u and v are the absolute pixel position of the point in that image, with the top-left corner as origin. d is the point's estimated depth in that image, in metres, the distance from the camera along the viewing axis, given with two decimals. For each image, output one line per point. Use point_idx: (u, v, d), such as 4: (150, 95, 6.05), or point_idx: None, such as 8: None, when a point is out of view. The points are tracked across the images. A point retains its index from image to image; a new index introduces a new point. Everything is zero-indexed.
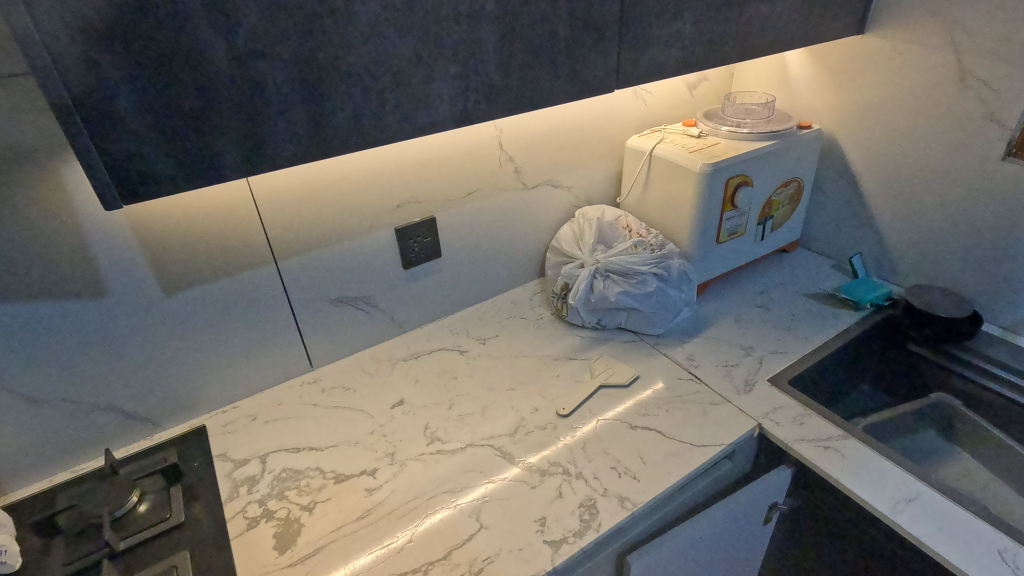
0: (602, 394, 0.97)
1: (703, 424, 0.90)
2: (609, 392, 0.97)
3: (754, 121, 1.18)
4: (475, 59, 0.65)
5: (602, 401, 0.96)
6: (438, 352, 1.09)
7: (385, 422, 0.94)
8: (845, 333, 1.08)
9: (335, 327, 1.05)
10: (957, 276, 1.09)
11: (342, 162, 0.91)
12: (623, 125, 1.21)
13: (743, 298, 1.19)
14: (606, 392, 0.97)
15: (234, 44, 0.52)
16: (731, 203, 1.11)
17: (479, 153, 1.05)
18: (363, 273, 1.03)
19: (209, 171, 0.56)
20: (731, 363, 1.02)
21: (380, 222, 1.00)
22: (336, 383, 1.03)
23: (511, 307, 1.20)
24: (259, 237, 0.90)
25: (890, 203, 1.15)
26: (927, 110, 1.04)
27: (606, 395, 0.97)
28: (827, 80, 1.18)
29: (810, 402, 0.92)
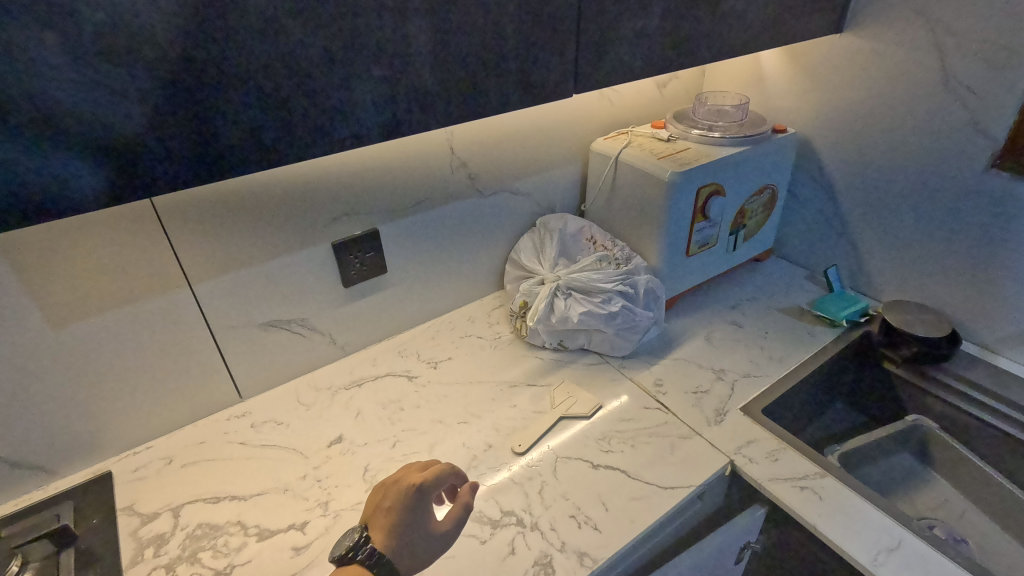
0: (562, 427, 0.88)
1: (672, 462, 0.82)
2: (570, 425, 0.89)
3: (726, 124, 1.10)
4: (405, 59, 0.55)
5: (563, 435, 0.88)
6: (383, 378, 0.99)
7: (320, 464, 0.84)
8: (820, 353, 1.02)
9: (267, 353, 0.94)
10: (935, 292, 1.04)
11: (265, 172, 0.80)
12: (587, 126, 1.12)
13: (714, 314, 1.12)
14: (567, 424, 0.89)
15: (80, 42, 0.41)
16: (702, 214, 1.03)
17: (427, 159, 0.94)
18: (297, 293, 0.92)
19: (58, 201, 0.45)
20: (701, 388, 0.95)
21: (315, 238, 0.89)
22: (268, 416, 0.92)
23: (467, 325, 1.11)
24: (168, 259, 0.78)
25: (866, 214, 1.09)
26: (908, 116, 0.97)
27: (566, 429, 0.88)
28: (802, 82, 1.11)
29: (785, 434, 0.86)
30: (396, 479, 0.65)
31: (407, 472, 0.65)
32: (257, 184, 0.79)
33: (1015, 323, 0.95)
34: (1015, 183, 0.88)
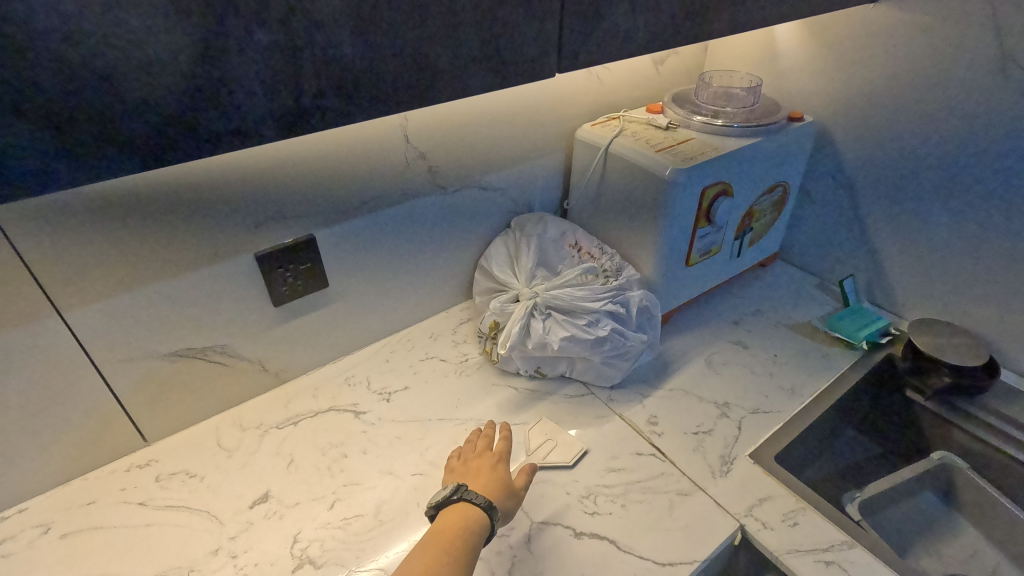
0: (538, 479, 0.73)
1: (670, 528, 0.67)
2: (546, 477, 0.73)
3: (734, 109, 0.93)
4: (308, 17, 0.37)
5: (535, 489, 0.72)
6: (325, 414, 0.83)
7: (238, 533, 0.68)
8: (837, 381, 0.88)
9: (178, 388, 0.76)
10: (967, 311, 0.90)
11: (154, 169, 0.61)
12: (572, 110, 0.94)
13: (715, 332, 0.97)
14: (543, 476, 0.73)
15: None
16: (706, 217, 0.88)
17: (376, 149, 0.76)
18: (212, 317, 0.74)
19: None
20: (702, 428, 0.80)
21: (231, 249, 0.71)
22: (178, 466, 0.75)
23: (429, 344, 0.94)
24: (25, 281, 0.59)
25: (892, 218, 0.95)
26: (951, 104, 0.82)
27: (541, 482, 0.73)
28: (823, 61, 0.94)
29: (804, 490, 0.72)
30: (472, 444, 0.72)
31: (480, 438, 0.73)
32: (143, 184, 0.61)
33: None
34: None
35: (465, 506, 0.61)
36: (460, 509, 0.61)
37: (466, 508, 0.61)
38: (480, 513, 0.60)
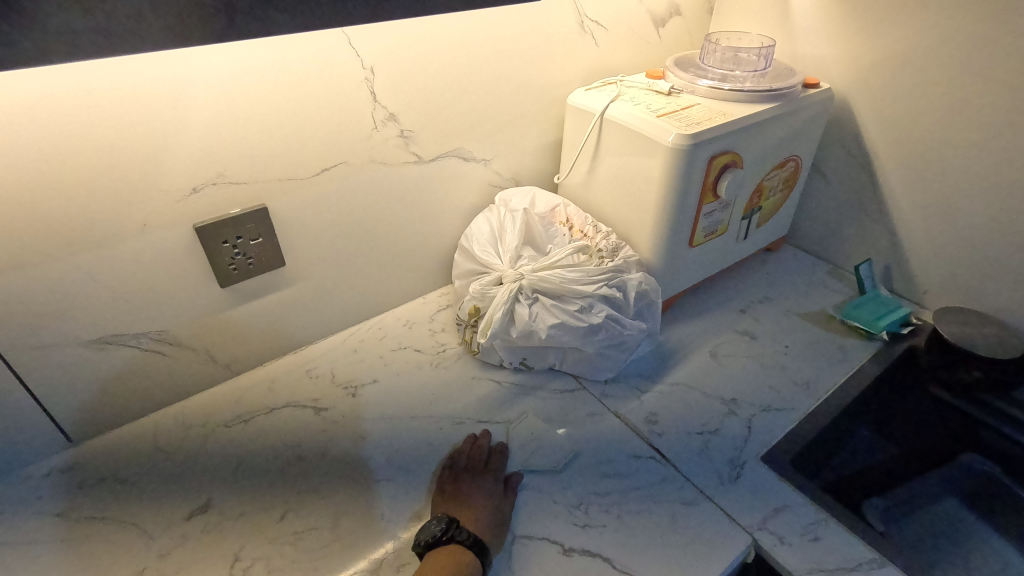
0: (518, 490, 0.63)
1: (673, 544, 0.58)
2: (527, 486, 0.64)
3: (743, 74, 0.84)
4: None
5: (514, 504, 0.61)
6: (281, 411, 0.73)
7: (169, 550, 0.58)
8: (856, 375, 0.79)
9: (107, 380, 0.66)
10: (999, 298, 0.82)
11: (56, 112, 0.51)
12: (564, 73, 0.84)
13: (719, 321, 0.88)
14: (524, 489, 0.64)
15: None
16: (712, 192, 0.78)
17: (336, 108, 0.66)
18: (144, 298, 0.64)
19: None
20: (708, 428, 0.71)
21: (164, 219, 0.61)
22: (107, 471, 0.65)
23: (403, 333, 0.84)
24: None
25: (915, 195, 0.86)
26: (988, 66, 0.73)
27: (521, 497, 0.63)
28: (842, 21, 0.85)
29: (825, 499, 0.63)
30: (464, 461, 0.65)
31: (472, 454, 0.65)
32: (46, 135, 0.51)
33: None
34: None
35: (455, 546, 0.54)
36: (448, 551, 0.54)
37: (455, 549, 0.54)
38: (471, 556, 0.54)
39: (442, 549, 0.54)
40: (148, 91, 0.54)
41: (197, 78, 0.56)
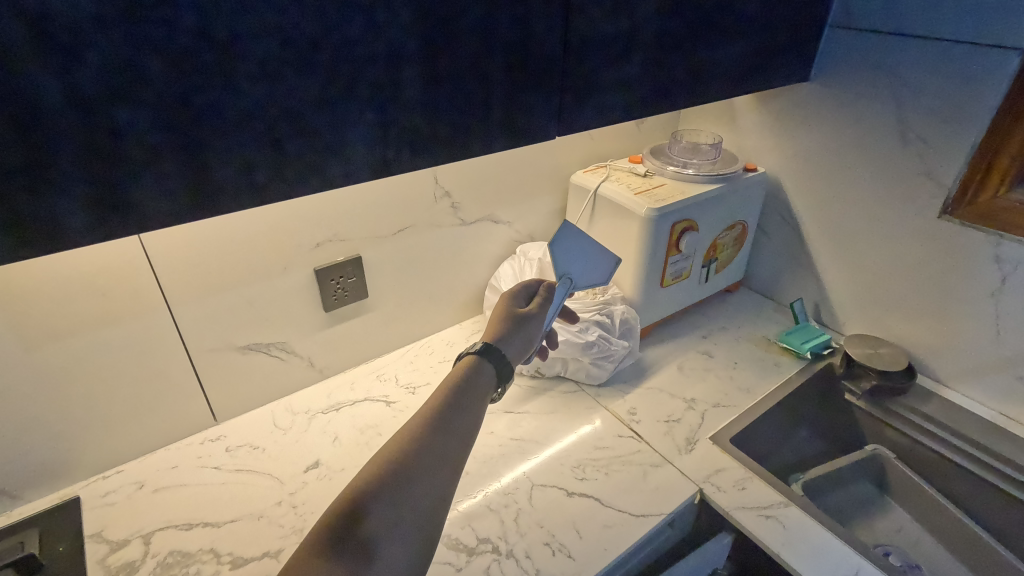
0: (523, 326, 0.79)
1: (643, 490, 0.84)
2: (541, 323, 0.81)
3: (700, 161, 1.14)
4: (396, 104, 0.58)
5: (523, 340, 0.78)
6: (360, 403, 1.00)
7: (295, 490, 0.84)
8: (786, 383, 1.06)
9: (245, 377, 0.93)
10: (892, 328, 1.09)
11: (246, 215, 0.80)
12: (568, 159, 1.15)
13: (686, 344, 1.15)
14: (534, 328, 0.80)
15: (81, 89, 0.42)
16: (676, 247, 1.07)
17: (411, 191, 0.96)
18: (275, 319, 0.91)
19: (52, 238, 0.45)
20: (673, 418, 0.97)
21: (297, 263, 0.89)
22: (242, 441, 0.92)
23: (446, 349, 1.12)
24: (150, 285, 0.77)
25: (830, 250, 1.15)
26: (870, 162, 1.03)
27: (528, 331, 0.79)
28: (772, 124, 1.16)
29: (752, 464, 0.89)
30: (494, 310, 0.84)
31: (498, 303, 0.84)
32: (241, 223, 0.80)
33: (967, 359, 0.99)
34: (1000, 239, 0.89)
35: (479, 372, 0.70)
36: (474, 380, 0.68)
37: (482, 377, 0.69)
38: (489, 389, 0.69)
39: (460, 387, 0.66)
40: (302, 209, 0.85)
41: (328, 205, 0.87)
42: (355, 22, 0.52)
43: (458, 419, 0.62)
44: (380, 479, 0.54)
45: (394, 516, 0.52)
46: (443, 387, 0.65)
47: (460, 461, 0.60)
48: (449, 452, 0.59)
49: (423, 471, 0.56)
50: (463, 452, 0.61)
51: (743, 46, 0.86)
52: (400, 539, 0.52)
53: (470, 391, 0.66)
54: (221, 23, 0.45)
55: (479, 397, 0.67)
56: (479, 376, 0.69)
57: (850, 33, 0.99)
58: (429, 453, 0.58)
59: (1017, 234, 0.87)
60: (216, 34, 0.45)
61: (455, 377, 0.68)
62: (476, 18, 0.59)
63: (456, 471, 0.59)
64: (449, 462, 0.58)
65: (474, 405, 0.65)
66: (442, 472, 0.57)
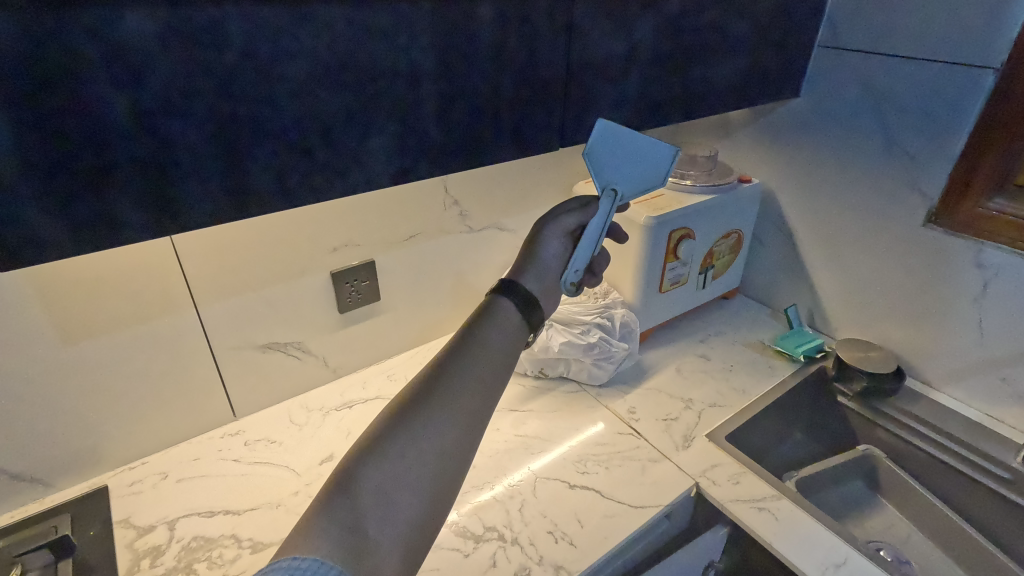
0: (539, 256, 0.71)
1: (642, 483, 0.88)
2: (561, 248, 0.73)
3: (696, 173, 1.20)
4: (414, 117, 0.63)
5: (541, 273, 0.70)
6: (372, 401, 1.04)
7: (311, 481, 0.89)
8: (780, 385, 1.10)
9: (263, 375, 0.98)
10: (882, 332, 1.13)
11: (269, 220, 0.86)
12: (570, 171, 1.21)
13: (684, 348, 1.20)
14: (551, 257, 0.72)
15: (142, 102, 0.48)
16: (674, 254, 1.12)
17: (422, 199, 1.02)
18: (293, 320, 0.97)
19: (109, 234, 0.51)
20: (670, 416, 1.02)
21: (314, 267, 0.95)
22: (260, 435, 0.96)
23: None
24: (180, 285, 0.82)
25: (822, 258, 1.20)
26: (858, 174, 1.08)
27: (544, 262, 0.71)
28: (765, 138, 1.22)
29: (747, 460, 0.93)
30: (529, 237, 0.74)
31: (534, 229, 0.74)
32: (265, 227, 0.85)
33: (952, 361, 1.04)
34: (981, 245, 0.94)
35: (503, 321, 0.61)
36: (495, 332, 0.59)
37: (505, 328, 0.60)
38: (516, 344, 0.61)
39: (480, 341, 0.58)
40: (321, 214, 0.90)
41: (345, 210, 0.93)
42: (379, 43, 0.57)
43: (473, 379, 0.55)
44: (379, 438, 0.50)
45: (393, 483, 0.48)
46: (459, 339, 0.58)
47: (475, 425, 0.53)
48: (460, 416, 0.52)
49: (428, 433, 0.50)
50: (478, 415, 0.53)
51: (735, 64, 0.92)
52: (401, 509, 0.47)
53: (492, 346, 0.58)
54: (264, 46, 0.51)
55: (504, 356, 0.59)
56: (502, 330, 0.60)
57: (837, 53, 1.05)
58: (435, 414, 0.51)
59: (998, 241, 0.93)
60: (258, 55, 0.51)
61: (475, 327, 0.59)
62: (487, 39, 0.64)
63: (469, 436, 0.52)
64: (458, 427, 0.52)
65: (496, 362, 0.57)
66: (449, 436, 0.51)
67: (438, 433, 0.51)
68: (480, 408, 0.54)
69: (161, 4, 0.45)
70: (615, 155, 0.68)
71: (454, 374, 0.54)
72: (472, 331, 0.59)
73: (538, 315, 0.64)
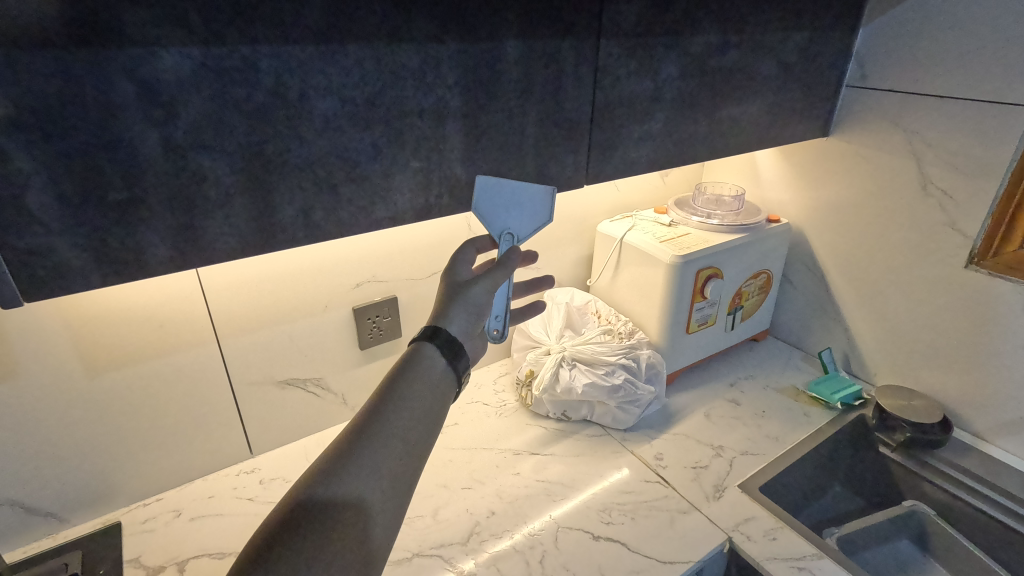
0: (466, 300, 0.66)
1: (670, 537, 0.83)
2: (491, 291, 0.68)
3: (723, 212, 1.18)
4: (439, 154, 0.64)
5: (470, 318, 0.66)
6: None
7: None
8: (816, 433, 1.04)
9: (281, 411, 0.97)
10: (925, 379, 1.07)
11: (293, 254, 0.86)
12: (594, 209, 1.20)
13: (713, 392, 1.15)
14: (482, 301, 0.67)
15: (173, 137, 0.48)
16: (701, 294, 1.09)
17: (446, 236, 1.02)
18: (314, 356, 0.96)
19: (135, 266, 0.51)
20: (700, 465, 0.97)
21: (336, 302, 0.94)
22: (276, 474, 0.95)
23: (474, 391, 1.14)
24: (203, 319, 0.83)
25: (857, 300, 1.15)
26: (893, 213, 1.05)
27: (472, 305, 0.66)
28: (794, 177, 1.20)
29: (783, 514, 0.87)
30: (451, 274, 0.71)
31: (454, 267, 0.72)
32: (288, 262, 0.86)
33: (1004, 412, 0.97)
34: None
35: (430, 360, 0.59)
36: (428, 376, 0.58)
37: (428, 382, 0.57)
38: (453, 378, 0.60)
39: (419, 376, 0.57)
40: (344, 249, 0.91)
41: (368, 244, 0.93)
42: (406, 82, 0.58)
43: (403, 431, 0.53)
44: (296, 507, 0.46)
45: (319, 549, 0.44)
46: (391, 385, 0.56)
47: (406, 479, 0.51)
48: (389, 469, 0.50)
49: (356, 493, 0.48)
50: (409, 468, 0.51)
51: (762, 104, 0.91)
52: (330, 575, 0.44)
53: (419, 395, 0.56)
54: (294, 85, 0.52)
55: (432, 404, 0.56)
56: (431, 377, 0.58)
57: (864, 92, 1.04)
58: (363, 468, 0.49)
59: None
60: (287, 93, 0.52)
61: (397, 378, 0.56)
62: (513, 78, 0.65)
63: (398, 491, 0.50)
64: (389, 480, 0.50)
65: (425, 409, 0.55)
66: (376, 493, 0.49)
67: (366, 490, 0.48)
68: (410, 460, 0.52)
69: (197, 43, 0.47)
70: (489, 202, 0.69)
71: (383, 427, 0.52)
72: (394, 384, 0.56)
73: (464, 363, 0.62)
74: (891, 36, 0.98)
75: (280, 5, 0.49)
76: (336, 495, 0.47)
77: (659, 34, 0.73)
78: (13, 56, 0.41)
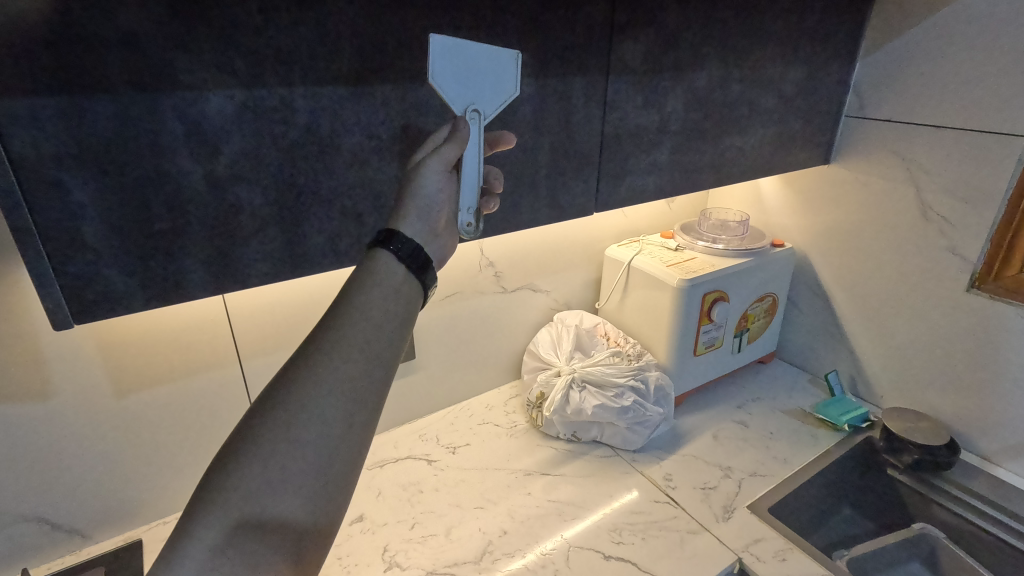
0: (420, 195, 0.55)
1: (680, 557, 0.84)
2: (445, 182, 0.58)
3: (728, 237, 1.21)
4: None
5: (430, 217, 0.56)
6: (404, 461, 1.04)
7: (341, 543, 0.87)
8: (824, 455, 1.05)
9: None
10: (931, 402, 1.09)
11: (313, 278, 0.90)
12: (602, 235, 1.24)
13: (720, 414, 1.17)
14: (439, 193, 0.57)
15: (214, 171, 0.52)
16: (708, 317, 1.12)
17: (460, 262, 1.05)
18: None
19: (173, 290, 0.54)
20: (709, 485, 0.98)
21: None
22: None
23: (485, 412, 1.16)
24: (227, 341, 0.86)
25: (861, 323, 1.17)
26: (894, 238, 1.07)
27: (429, 201, 0.56)
28: (797, 203, 1.23)
29: (791, 535, 0.88)
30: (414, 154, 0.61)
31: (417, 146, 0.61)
32: (308, 286, 0.89)
33: (1011, 435, 0.98)
34: None
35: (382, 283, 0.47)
36: (376, 301, 0.46)
37: (371, 310, 0.45)
38: (407, 298, 0.48)
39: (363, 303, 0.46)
40: None
41: None
42: (428, 119, 0.62)
43: (342, 372, 0.43)
44: (197, 507, 0.40)
45: (230, 546, 0.39)
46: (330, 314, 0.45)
47: (350, 427, 0.42)
48: (327, 420, 0.41)
49: (268, 482, 0.40)
50: (352, 416, 0.42)
51: (764, 134, 0.95)
52: (258, 551, 0.39)
53: (347, 365, 0.43)
54: (326, 123, 0.56)
55: (364, 377, 0.43)
56: (365, 334, 0.44)
57: (863, 122, 1.08)
58: (297, 419, 0.41)
59: None
60: (319, 130, 0.56)
61: (319, 341, 0.44)
62: (527, 113, 0.69)
63: (327, 478, 0.41)
64: (310, 474, 0.41)
65: (357, 380, 0.43)
66: (310, 451, 0.41)
67: (287, 467, 0.40)
68: (348, 419, 0.42)
69: (240, 87, 0.51)
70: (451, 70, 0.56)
71: (315, 370, 0.42)
72: (332, 315, 0.45)
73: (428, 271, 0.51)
74: (888, 69, 1.02)
75: (317, 51, 0.53)
76: (257, 465, 0.40)
77: (664, 71, 0.77)
78: (77, 102, 0.45)
